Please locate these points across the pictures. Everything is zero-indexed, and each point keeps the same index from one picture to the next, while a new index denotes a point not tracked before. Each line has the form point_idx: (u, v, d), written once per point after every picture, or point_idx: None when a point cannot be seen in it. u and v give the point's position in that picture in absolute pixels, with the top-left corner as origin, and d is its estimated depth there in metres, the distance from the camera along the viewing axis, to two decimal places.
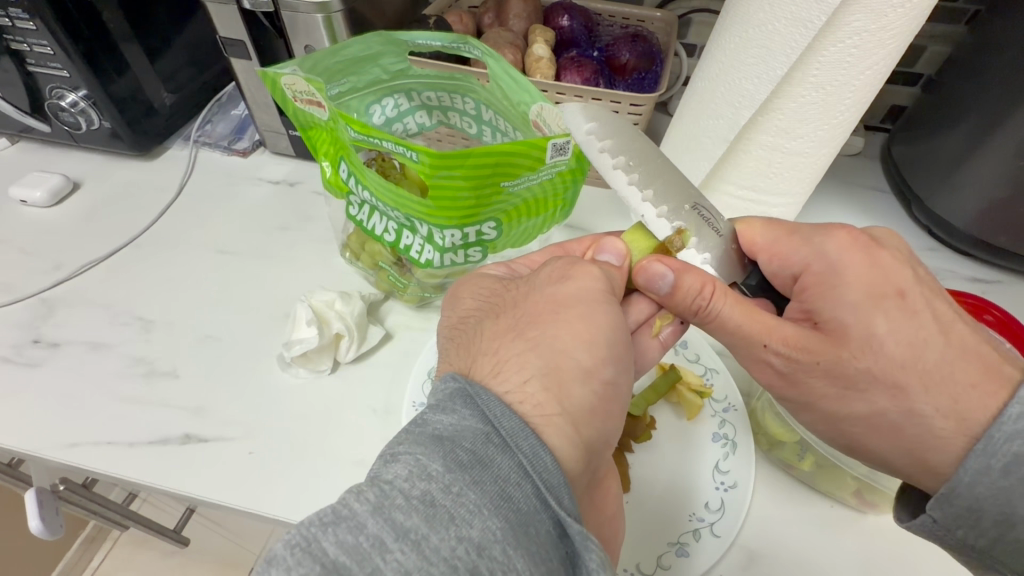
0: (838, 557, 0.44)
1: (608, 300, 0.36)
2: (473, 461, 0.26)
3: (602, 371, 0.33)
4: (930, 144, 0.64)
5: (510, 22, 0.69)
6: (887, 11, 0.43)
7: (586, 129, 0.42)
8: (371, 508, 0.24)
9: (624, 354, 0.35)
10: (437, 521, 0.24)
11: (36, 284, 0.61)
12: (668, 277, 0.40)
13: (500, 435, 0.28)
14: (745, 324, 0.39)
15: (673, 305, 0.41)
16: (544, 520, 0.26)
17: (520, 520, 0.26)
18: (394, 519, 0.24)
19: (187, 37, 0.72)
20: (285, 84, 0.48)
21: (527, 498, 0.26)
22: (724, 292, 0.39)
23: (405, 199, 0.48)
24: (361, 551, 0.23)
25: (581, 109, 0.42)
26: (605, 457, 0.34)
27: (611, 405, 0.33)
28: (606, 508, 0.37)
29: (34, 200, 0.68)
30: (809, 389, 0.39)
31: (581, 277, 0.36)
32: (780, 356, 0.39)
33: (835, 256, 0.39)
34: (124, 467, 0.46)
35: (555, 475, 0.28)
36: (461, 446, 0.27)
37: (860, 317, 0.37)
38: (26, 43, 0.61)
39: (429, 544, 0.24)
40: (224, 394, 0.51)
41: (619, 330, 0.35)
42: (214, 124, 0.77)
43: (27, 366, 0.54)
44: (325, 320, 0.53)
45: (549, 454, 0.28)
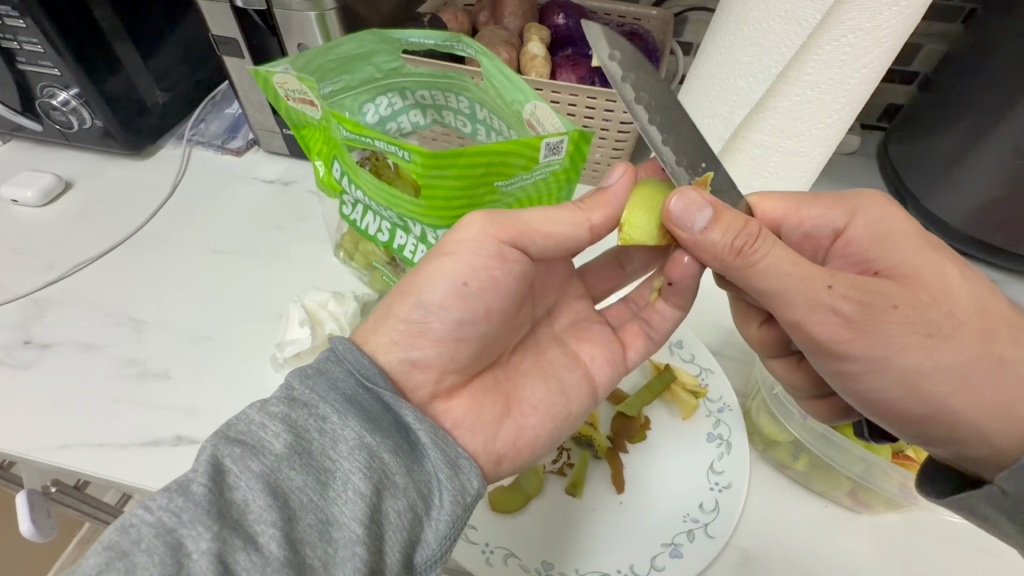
0: (835, 558, 0.44)
1: (481, 243, 0.38)
2: (316, 371, 0.33)
3: (405, 312, 0.38)
4: (925, 144, 0.64)
5: (505, 20, 0.69)
6: (882, 10, 0.43)
7: (611, 56, 0.37)
8: (255, 406, 0.31)
9: (450, 298, 0.38)
10: (296, 406, 0.31)
11: (27, 285, 0.60)
12: (709, 208, 0.35)
13: (337, 353, 0.34)
14: (797, 263, 0.35)
15: (710, 244, 0.36)
16: (370, 399, 0.33)
17: (351, 400, 0.32)
18: (269, 409, 0.31)
19: (181, 35, 0.71)
20: (277, 82, 0.48)
21: (352, 385, 0.33)
22: (767, 232, 0.36)
23: (399, 199, 0.47)
24: (249, 430, 0.30)
25: (604, 32, 0.37)
26: (411, 382, 0.38)
27: (414, 339, 0.38)
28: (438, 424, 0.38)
29: (25, 200, 0.67)
30: (885, 338, 0.35)
31: (459, 228, 0.39)
32: (846, 299, 0.35)
33: (879, 211, 0.42)
34: (115, 469, 0.46)
35: (372, 369, 0.34)
36: (308, 364, 0.33)
37: (928, 261, 0.38)
38: (16, 41, 0.61)
39: (293, 416, 0.31)
40: (216, 395, 0.51)
41: (454, 272, 0.38)
42: (207, 123, 0.76)
43: (18, 368, 0.53)
44: (318, 320, 0.53)
45: (368, 357, 0.35)
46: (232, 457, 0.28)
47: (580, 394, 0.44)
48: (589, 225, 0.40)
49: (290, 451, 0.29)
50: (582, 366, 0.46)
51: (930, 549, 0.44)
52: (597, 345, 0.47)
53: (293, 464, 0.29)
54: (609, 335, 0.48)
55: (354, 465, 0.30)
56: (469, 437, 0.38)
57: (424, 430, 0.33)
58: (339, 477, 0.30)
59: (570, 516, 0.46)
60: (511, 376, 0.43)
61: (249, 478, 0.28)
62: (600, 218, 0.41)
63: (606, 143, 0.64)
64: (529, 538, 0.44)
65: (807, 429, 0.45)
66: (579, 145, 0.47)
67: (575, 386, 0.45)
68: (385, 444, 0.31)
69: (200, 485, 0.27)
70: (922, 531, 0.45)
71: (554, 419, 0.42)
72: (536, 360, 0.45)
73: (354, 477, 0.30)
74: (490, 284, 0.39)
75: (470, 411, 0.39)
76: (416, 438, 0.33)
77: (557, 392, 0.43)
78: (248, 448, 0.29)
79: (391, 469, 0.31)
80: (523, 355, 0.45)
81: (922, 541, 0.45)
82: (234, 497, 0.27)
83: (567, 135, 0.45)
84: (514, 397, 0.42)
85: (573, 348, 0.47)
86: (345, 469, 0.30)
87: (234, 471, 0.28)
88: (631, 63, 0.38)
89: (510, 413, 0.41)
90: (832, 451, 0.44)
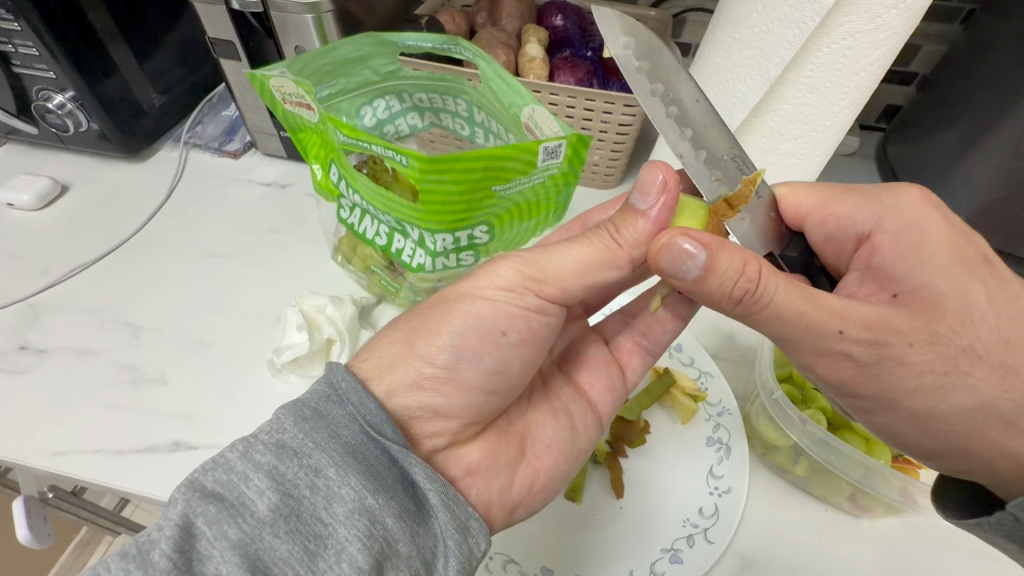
0: (834, 562, 0.44)
1: (511, 292, 0.37)
2: (315, 414, 0.31)
3: (428, 352, 0.36)
4: (924, 145, 0.63)
5: (502, 22, 0.69)
6: (880, 13, 0.42)
7: (624, 43, 0.35)
8: (239, 453, 0.30)
9: (485, 344, 0.37)
10: (285, 456, 0.30)
11: (22, 289, 0.60)
12: (703, 252, 0.33)
13: (339, 394, 0.33)
14: (803, 310, 0.34)
15: (712, 290, 0.35)
16: (374, 449, 0.31)
17: (349, 450, 0.31)
18: (255, 459, 0.29)
19: (177, 37, 0.71)
20: (273, 86, 0.48)
21: (355, 434, 0.31)
22: (775, 274, 0.34)
23: (396, 203, 0.47)
24: (230, 483, 0.28)
25: (619, 19, 0.35)
26: (428, 428, 0.36)
27: (439, 385, 0.36)
28: (454, 471, 0.36)
29: (21, 203, 0.67)
30: (898, 382, 0.36)
31: (485, 276, 0.38)
32: (858, 343, 0.35)
33: (912, 213, 0.39)
34: (111, 475, 0.46)
35: (378, 415, 0.33)
36: (306, 404, 0.32)
37: (957, 286, 0.36)
38: (11, 44, 0.60)
39: (282, 469, 0.29)
40: (213, 400, 0.51)
41: (488, 323, 0.37)
42: (205, 125, 0.76)
43: (13, 373, 0.53)
44: (316, 325, 0.53)
45: (374, 400, 0.33)
46: (206, 519, 0.27)
47: (589, 427, 0.45)
48: (629, 259, 0.37)
49: (275, 514, 0.28)
50: (585, 398, 0.46)
51: (929, 553, 0.44)
52: (597, 373, 0.47)
53: (277, 530, 0.27)
54: (608, 359, 0.48)
55: (352, 532, 0.28)
56: (488, 484, 0.38)
57: (434, 490, 0.32)
58: (331, 545, 0.28)
59: (572, 522, 0.45)
60: (522, 413, 0.43)
61: (223, 547, 0.26)
62: (641, 250, 0.37)
63: (605, 145, 0.64)
64: (537, 548, 0.44)
65: (806, 434, 0.45)
66: (578, 150, 0.47)
67: (582, 419, 0.45)
68: (389, 507, 0.30)
69: (162, 557, 0.25)
70: (921, 536, 0.45)
71: (567, 458, 0.42)
72: (547, 394, 0.45)
73: (351, 546, 0.28)
74: (528, 335, 0.38)
75: (487, 459, 0.38)
76: (423, 496, 0.32)
77: (566, 427, 0.43)
78: (225, 509, 0.27)
79: (394, 535, 0.29)
80: (537, 391, 0.45)
81: (920, 545, 0.45)
82: (205, 570, 0.26)
83: (566, 140, 0.45)
84: (528, 437, 0.42)
85: (575, 379, 0.47)
86: (339, 537, 0.28)
87: (207, 536, 0.27)
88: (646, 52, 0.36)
89: (524, 455, 0.41)
90: (832, 456, 0.44)
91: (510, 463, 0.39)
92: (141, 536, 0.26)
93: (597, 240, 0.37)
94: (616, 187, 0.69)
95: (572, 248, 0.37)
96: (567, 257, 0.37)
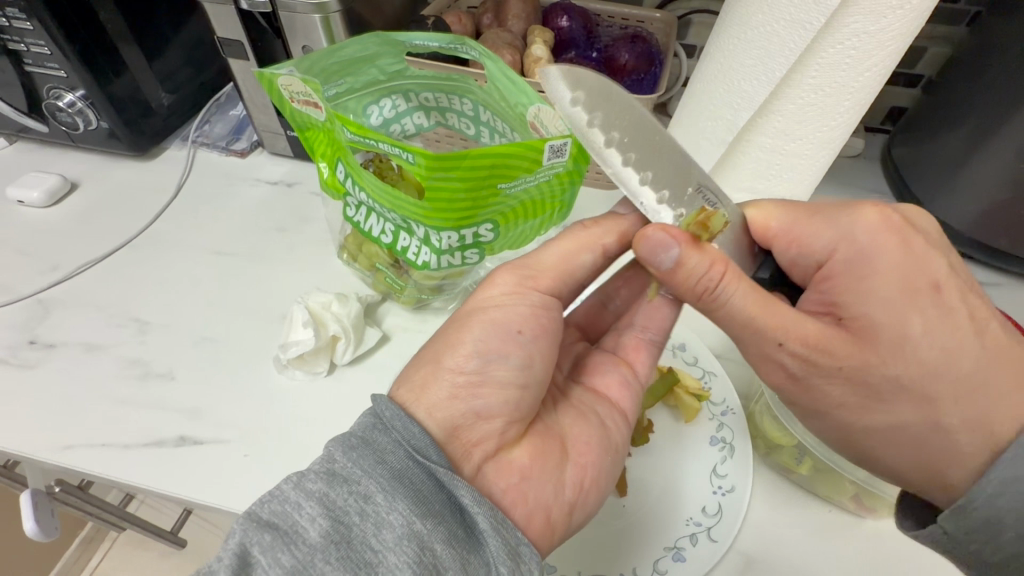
0: (835, 562, 0.44)
1: (518, 295, 0.39)
2: (362, 441, 0.32)
3: (456, 363, 0.36)
4: (931, 147, 0.63)
5: (508, 23, 0.69)
6: (886, 13, 0.43)
7: (570, 101, 0.36)
8: (291, 483, 0.30)
9: (508, 346, 0.37)
10: (336, 483, 0.30)
11: (32, 285, 0.61)
12: (677, 247, 0.36)
13: (385, 421, 0.33)
14: (755, 314, 0.36)
15: (675, 282, 0.37)
16: (419, 473, 0.31)
17: (396, 476, 0.31)
18: (306, 487, 0.30)
19: (186, 37, 0.72)
20: (282, 85, 0.48)
21: (400, 460, 0.31)
22: (738, 277, 0.36)
23: (402, 200, 0.47)
24: (285, 512, 0.29)
25: (565, 74, 0.36)
26: (475, 436, 0.35)
27: (476, 390, 0.36)
28: (504, 480, 0.35)
29: (31, 200, 0.68)
30: (824, 394, 0.37)
31: (487, 286, 0.40)
32: (795, 357, 0.36)
33: (868, 240, 0.37)
34: (117, 469, 0.46)
35: (422, 440, 0.33)
36: (353, 432, 0.32)
37: (895, 317, 0.35)
38: (24, 43, 0.61)
39: (331, 495, 0.30)
40: (219, 396, 0.51)
41: (505, 324, 0.38)
42: (212, 124, 0.77)
43: (22, 367, 0.53)
44: (321, 322, 0.53)
45: (418, 424, 0.33)
46: (262, 547, 0.28)
47: (620, 425, 0.44)
48: (604, 249, 0.42)
49: (327, 541, 0.28)
50: (605, 399, 0.45)
51: (931, 558, 0.44)
52: (610, 372, 0.47)
53: (329, 557, 0.28)
54: (615, 359, 0.48)
55: (401, 558, 0.28)
56: (538, 487, 0.36)
57: (482, 513, 0.32)
58: (382, 572, 0.28)
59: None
60: (553, 417, 0.42)
61: (279, 574, 0.27)
62: (612, 240, 0.42)
63: None
64: (582, 548, 0.44)
65: (810, 433, 0.45)
66: (582, 149, 0.47)
67: (610, 418, 0.44)
68: (437, 532, 0.30)
69: None
70: None
71: (608, 452, 0.42)
72: (569, 401, 0.44)
73: (401, 574, 0.28)
74: (542, 332, 0.39)
75: (534, 463, 0.37)
76: (471, 520, 0.32)
77: (598, 426, 0.42)
78: (281, 537, 0.28)
79: (443, 562, 0.29)
80: (558, 399, 0.44)
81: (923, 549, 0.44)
82: None
83: (571, 139, 0.45)
84: (567, 437, 0.41)
85: (591, 383, 0.46)
86: (389, 563, 0.28)
87: (264, 564, 0.27)
88: (593, 101, 0.37)
89: (568, 455, 0.40)
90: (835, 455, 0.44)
91: (555, 467, 0.38)
92: (204, 568, 0.27)
93: (574, 235, 0.41)
94: (620, 188, 0.70)
95: (555, 245, 0.41)
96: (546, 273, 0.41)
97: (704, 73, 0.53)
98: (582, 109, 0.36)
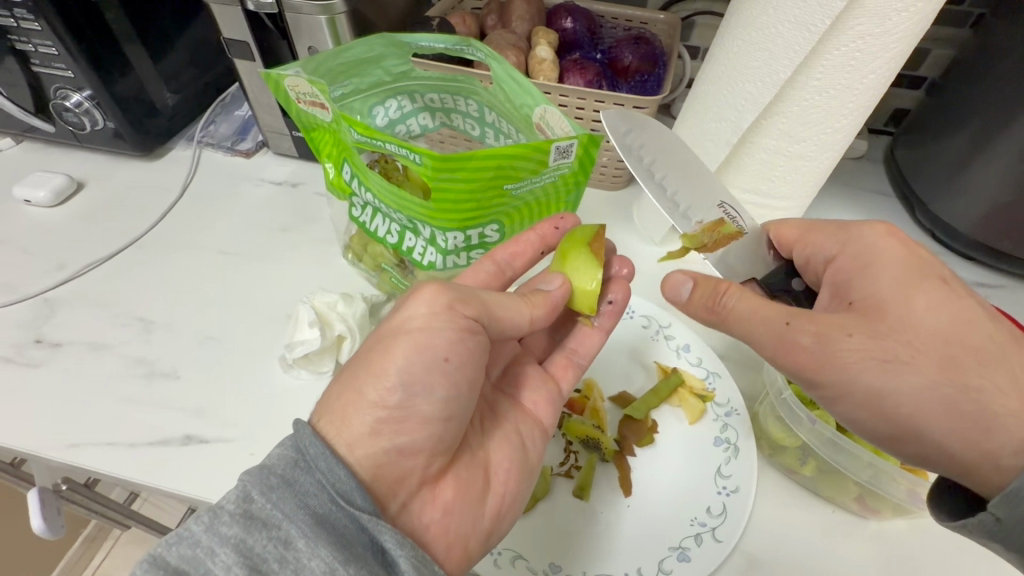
0: (839, 563, 0.44)
1: (440, 318, 0.37)
2: (283, 481, 0.31)
3: (378, 396, 0.35)
4: (934, 149, 0.63)
5: (512, 24, 0.69)
6: (891, 16, 0.43)
7: (621, 130, 0.46)
8: (204, 525, 0.28)
9: (433, 376, 0.36)
10: (253, 527, 0.29)
11: (38, 284, 0.61)
12: (689, 281, 0.40)
13: (308, 460, 0.32)
14: (758, 307, 0.39)
15: (694, 314, 0.41)
16: (342, 518, 0.31)
17: (318, 521, 0.30)
18: (221, 531, 0.28)
19: (191, 38, 0.72)
20: (288, 86, 0.48)
21: (323, 504, 0.31)
22: (740, 289, 0.40)
23: (408, 200, 0.47)
24: (197, 559, 0.27)
25: (620, 112, 0.47)
26: (398, 471, 0.35)
27: (397, 426, 0.35)
28: (426, 516, 0.36)
29: (37, 200, 0.68)
30: (842, 365, 0.36)
31: (412, 304, 0.38)
32: (806, 332, 0.37)
33: (871, 240, 0.40)
34: (124, 468, 0.46)
35: (347, 483, 0.32)
36: (273, 470, 0.31)
37: (902, 294, 0.37)
38: (31, 43, 0.61)
39: (250, 541, 0.28)
40: (225, 396, 0.51)
41: (432, 351, 0.37)
42: (217, 124, 0.77)
43: (29, 366, 0.54)
44: (327, 322, 0.53)
45: (344, 467, 0.32)
46: None
47: (537, 440, 0.45)
48: (530, 317, 0.42)
49: None
50: (530, 415, 0.46)
51: (936, 559, 0.44)
52: (537, 390, 0.48)
53: None
54: (543, 375, 0.49)
55: None
56: (459, 520, 0.37)
57: (405, 556, 0.31)
58: None
59: (578, 519, 0.46)
60: (481, 442, 0.42)
61: None
62: (540, 315, 0.43)
63: (614, 147, 0.64)
64: (537, 540, 0.44)
65: (815, 433, 0.45)
66: (588, 150, 0.47)
67: (531, 437, 0.45)
68: None
69: None
70: (927, 536, 0.45)
71: (525, 476, 0.43)
72: (496, 420, 0.44)
73: None
74: (468, 356, 0.38)
75: (457, 499, 0.38)
76: (393, 562, 0.31)
77: (518, 448, 0.43)
78: None
79: None
80: (487, 418, 0.44)
81: (928, 550, 0.45)
82: None
83: (577, 140, 0.45)
84: (491, 465, 0.41)
85: (517, 399, 0.47)
86: None
87: None
88: (638, 136, 0.47)
89: (490, 485, 0.40)
90: (840, 456, 0.44)
91: (477, 501, 0.39)
92: None
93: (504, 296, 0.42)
94: (623, 189, 0.70)
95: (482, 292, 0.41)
96: (483, 270, 0.47)
97: (709, 75, 0.53)
98: (630, 139, 0.46)
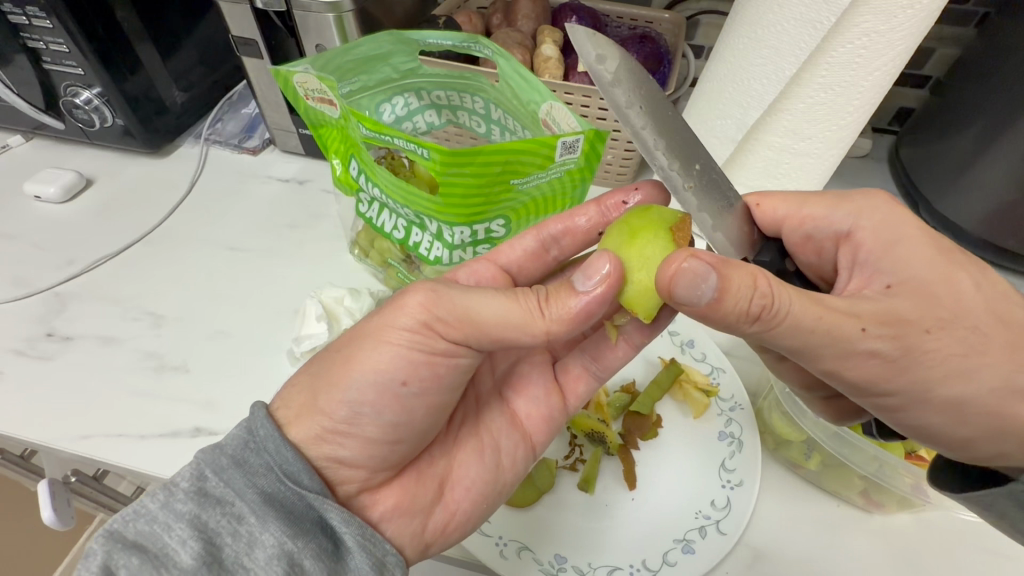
0: (845, 558, 0.44)
1: (420, 335, 0.36)
2: (233, 462, 0.34)
3: (328, 407, 0.36)
4: (939, 147, 0.63)
5: (518, 22, 0.70)
6: (896, 13, 0.43)
7: (596, 57, 0.36)
8: (160, 502, 0.31)
9: (385, 399, 0.37)
10: (207, 504, 0.32)
11: (48, 278, 0.61)
12: (713, 273, 0.31)
13: (257, 441, 0.35)
14: (820, 314, 0.33)
15: (724, 314, 0.32)
16: (291, 495, 0.34)
17: (267, 499, 0.33)
18: (175, 509, 0.31)
19: (199, 37, 0.73)
20: (297, 82, 0.49)
21: (272, 483, 0.33)
22: (784, 285, 0.33)
23: (414, 196, 0.48)
24: (154, 535, 0.30)
25: (589, 33, 0.36)
26: (342, 475, 0.37)
27: (343, 439, 0.37)
28: (365, 517, 0.38)
29: (47, 196, 0.69)
30: (926, 369, 0.35)
31: (394, 310, 0.36)
32: (881, 339, 0.34)
33: (884, 212, 0.40)
34: (134, 458, 0.47)
35: (295, 464, 0.34)
36: (224, 452, 0.34)
37: (938, 273, 0.37)
38: (42, 41, 0.62)
39: (203, 517, 0.32)
40: (233, 389, 0.52)
41: (389, 374, 0.36)
42: (224, 122, 0.77)
43: (40, 358, 0.54)
44: (334, 316, 0.54)
45: (292, 450, 0.35)
46: (128, 569, 0.29)
47: (519, 458, 0.45)
48: (547, 332, 0.35)
49: (198, 561, 0.30)
50: (519, 428, 0.46)
51: (940, 553, 0.44)
52: (534, 401, 0.47)
53: None
54: (548, 384, 0.47)
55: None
56: (397, 530, 0.39)
57: (350, 532, 0.34)
58: None
59: (578, 509, 0.46)
60: (445, 453, 0.43)
61: None
62: (560, 328, 0.35)
63: (619, 145, 0.65)
64: (542, 530, 0.45)
65: (820, 427, 0.46)
66: (594, 146, 0.47)
67: (511, 454, 0.45)
68: (308, 549, 0.32)
69: None
70: (933, 532, 0.45)
71: (488, 498, 0.43)
72: (476, 428, 0.45)
73: None
74: (432, 381, 0.38)
75: (398, 511, 0.39)
76: (339, 537, 0.34)
77: (491, 469, 0.43)
78: (148, 560, 0.29)
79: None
80: (465, 425, 0.45)
81: (933, 544, 0.45)
82: None
83: (583, 135, 0.45)
84: (448, 479, 0.42)
85: (511, 406, 0.47)
86: None
87: None
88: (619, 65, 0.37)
89: (441, 499, 0.41)
90: (844, 449, 0.45)
91: (421, 515, 0.40)
92: None
93: (523, 299, 0.36)
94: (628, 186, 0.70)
95: (497, 300, 0.36)
96: (523, 245, 0.47)
97: (714, 72, 0.53)
98: (605, 67, 0.36)
